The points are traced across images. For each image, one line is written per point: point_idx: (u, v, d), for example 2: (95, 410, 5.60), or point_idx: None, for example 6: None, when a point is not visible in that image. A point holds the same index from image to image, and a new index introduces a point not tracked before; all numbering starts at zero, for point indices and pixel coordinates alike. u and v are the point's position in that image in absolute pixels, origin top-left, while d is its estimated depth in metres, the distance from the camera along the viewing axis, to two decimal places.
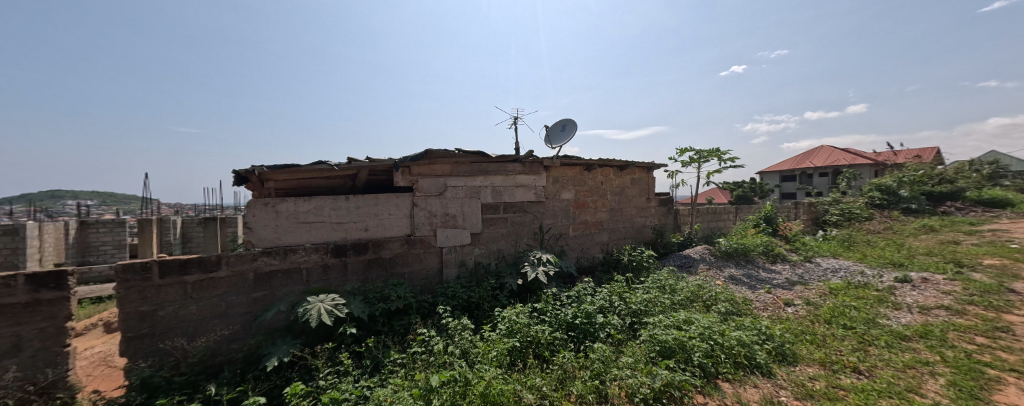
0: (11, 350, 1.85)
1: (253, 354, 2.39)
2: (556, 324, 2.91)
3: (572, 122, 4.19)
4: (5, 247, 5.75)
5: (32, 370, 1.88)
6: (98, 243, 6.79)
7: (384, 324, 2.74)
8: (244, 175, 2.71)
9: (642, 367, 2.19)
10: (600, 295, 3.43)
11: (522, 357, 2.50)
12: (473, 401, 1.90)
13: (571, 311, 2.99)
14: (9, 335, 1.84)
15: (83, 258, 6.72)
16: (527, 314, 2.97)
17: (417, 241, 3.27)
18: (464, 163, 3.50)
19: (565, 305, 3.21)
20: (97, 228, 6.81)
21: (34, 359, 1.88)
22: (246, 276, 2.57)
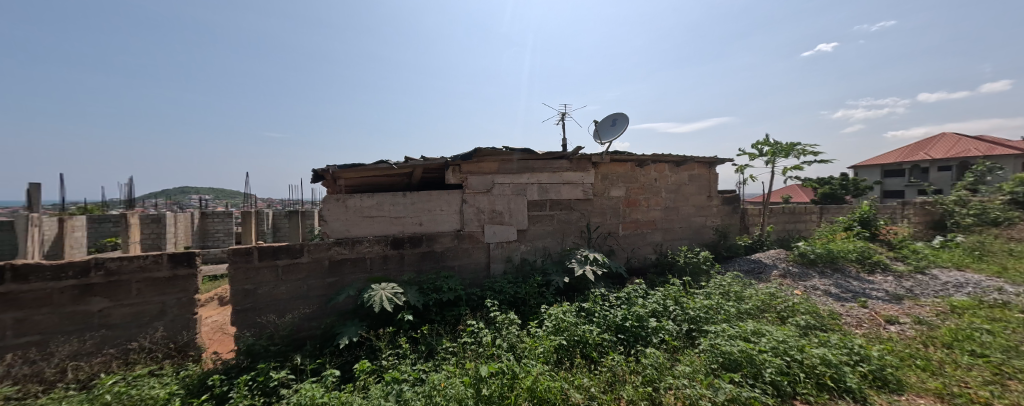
0: (161, 314, 2.37)
1: (328, 332, 2.74)
2: (604, 324, 2.86)
3: (623, 116, 4.04)
4: (153, 232, 7.30)
5: (174, 331, 2.40)
6: (213, 230, 8.29)
7: (436, 313, 2.94)
8: (321, 174, 3.10)
9: (702, 378, 2.05)
10: (653, 298, 3.27)
11: (569, 356, 2.50)
12: (521, 395, 1.96)
13: (621, 313, 2.91)
14: (158, 302, 2.36)
15: (203, 243, 8.24)
16: (575, 313, 2.96)
17: (466, 236, 3.44)
18: (511, 161, 3.58)
19: (614, 307, 3.13)
20: (212, 218, 8.31)
21: (175, 322, 2.40)
22: (323, 262, 2.95)
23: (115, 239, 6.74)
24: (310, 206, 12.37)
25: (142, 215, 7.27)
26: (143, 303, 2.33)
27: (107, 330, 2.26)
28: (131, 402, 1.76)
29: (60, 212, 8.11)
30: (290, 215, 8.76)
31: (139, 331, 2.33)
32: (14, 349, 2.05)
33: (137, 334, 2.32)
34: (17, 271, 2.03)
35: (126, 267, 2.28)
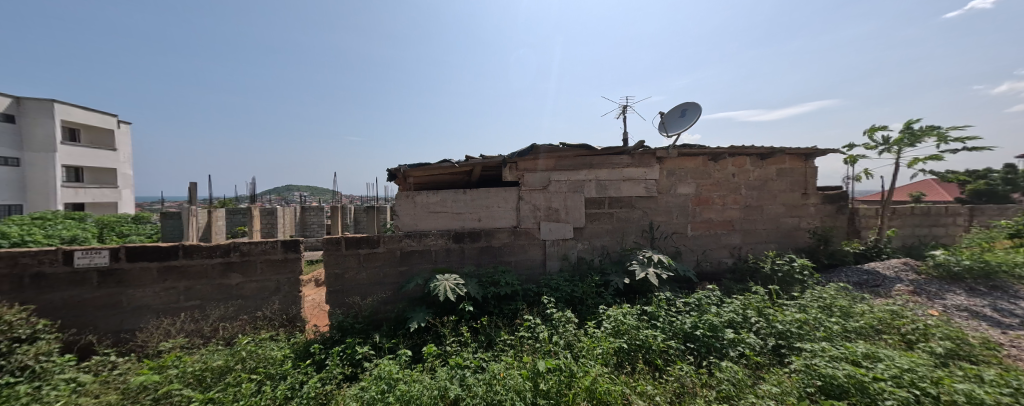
0: (277, 290, 2.91)
1: (400, 315, 3.06)
2: (670, 331, 2.67)
3: (694, 106, 3.69)
4: (270, 222, 8.86)
5: (286, 305, 2.92)
6: (311, 222, 9.72)
7: (494, 306, 3.07)
8: (393, 173, 3.45)
9: (792, 402, 1.80)
10: (729, 306, 2.94)
11: (630, 360, 2.40)
12: (579, 394, 1.96)
13: (689, 320, 2.69)
14: (274, 280, 2.90)
15: (303, 232, 9.71)
16: (637, 316, 2.82)
17: (523, 232, 3.51)
18: (569, 157, 3.53)
19: (683, 314, 2.89)
20: (309, 212, 9.74)
21: (287, 297, 2.92)
22: (395, 253, 3.29)
23: (245, 228, 8.34)
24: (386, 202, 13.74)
25: (262, 208, 8.88)
26: (264, 280, 2.88)
27: (241, 300, 2.84)
28: (257, 359, 2.20)
29: (209, 205, 10.29)
30: (369, 210, 9.86)
31: (262, 302, 2.88)
32: (185, 310, 2.71)
33: (261, 305, 2.88)
34: (186, 249, 2.68)
35: (253, 250, 2.83)
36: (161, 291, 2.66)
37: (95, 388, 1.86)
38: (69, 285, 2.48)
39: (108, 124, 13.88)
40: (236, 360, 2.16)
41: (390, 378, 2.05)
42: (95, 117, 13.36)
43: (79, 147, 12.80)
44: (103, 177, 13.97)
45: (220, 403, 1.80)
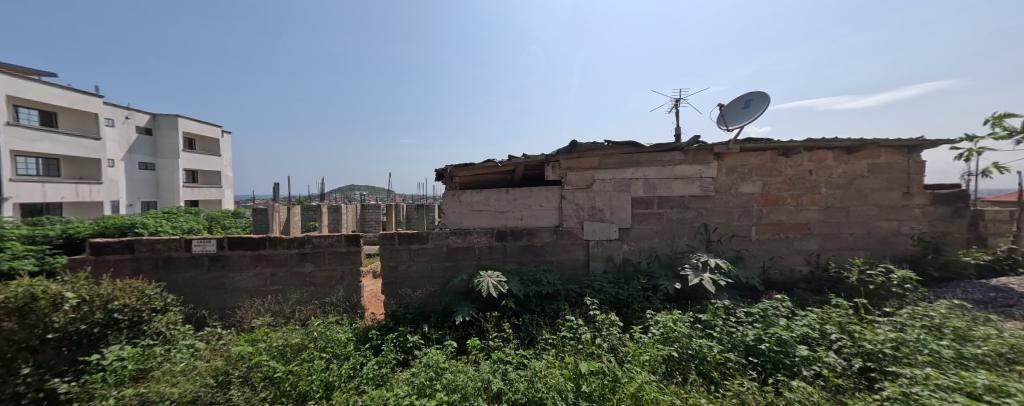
0: (341, 279, 3.24)
1: (446, 308, 3.22)
2: (727, 342, 2.43)
3: (760, 96, 3.31)
4: (337, 218, 9.84)
5: (349, 293, 3.25)
6: (370, 218, 10.64)
7: (536, 305, 3.08)
8: (441, 173, 3.63)
9: None
10: (802, 320, 2.60)
11: (681, 370, 2.24)
12: (623, 400, 1.90)
13: (751, 332, 2.43)
14: (340, 270, 3.24)
15: (363, 228, 10.62)
16: (690, 323, 2.63)
17: (565, 232, 3.46)
18: (614, 155, 3.40)
19: (745, 325, 2.62)
20: (369, 209, 10.66)
21: (350, 286, 3.25)
22: (442, 249, 3.45)
23: (316, 223, 9.34)
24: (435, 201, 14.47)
25: (330, 206, 9.90)
26: (332, 269, 3.23)
27: (313, 286, 3.21)
28: (324, 340, 2.48)
29: (288, 203, 11.72)
30: (420, 208, 10.44)
31: (330, 290, 3.23)
32: (271, 293, 3.15)
33: (329, 291, 3.23)
34: (271, 240, 3.11)
35: (323, 243, 3.19)
36: (253, 275, 3.12)
37: (206, 354, 2.25)
38: (189, 267, 3.01)
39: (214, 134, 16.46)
40: (309, 339, 2.45)
41: (437, 367, 2.16)
42: (205, 128, 15.95)
43: (194, 154, 15.39)
44: (212, 178, 16.64)
45: (296, 375, 2.06)
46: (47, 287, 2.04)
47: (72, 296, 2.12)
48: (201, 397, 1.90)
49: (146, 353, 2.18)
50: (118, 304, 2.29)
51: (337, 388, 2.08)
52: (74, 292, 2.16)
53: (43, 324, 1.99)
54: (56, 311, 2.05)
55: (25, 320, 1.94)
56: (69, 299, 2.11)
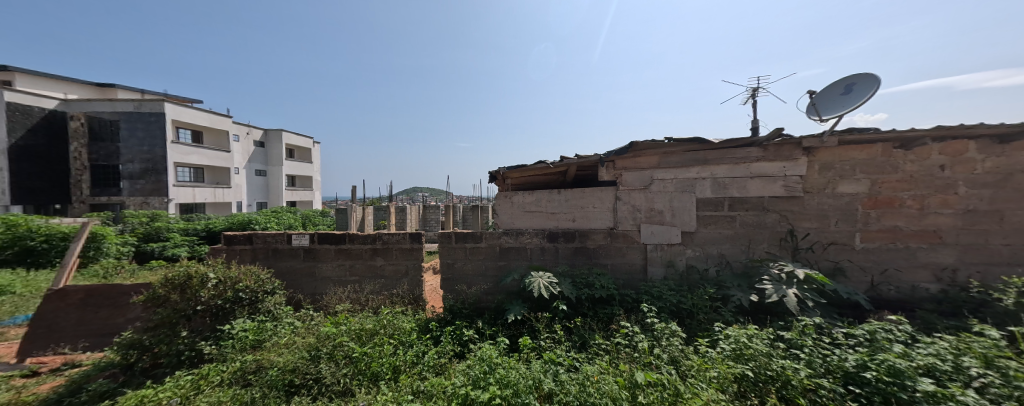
0: (406, 273, 3.52)
1: (499, 307, 2.99)
2: (821, 368, 1.80)
3: (867, 78, 2.51)
4: (402, 217, 10.65)
5: (412, 288, 3.51)
6: (431, 218, 11.32)
7: (588, 309, 2.68)
8: (494, 175, 3.73)
9: None
10: (928, 348, 1.88)
11: (756, 392, 1.76)
12: None
13: (852, 356, 1.79)
14: (405, 265, 3.52)
15: (424, 227, 11.30)
16: (770, 341, 2.02)
17: (620, 235, 2.96)
18: (677, 153, 2.85)
19: (844, 349, 1.94)
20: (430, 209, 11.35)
21: (413, 281, 3.51)
22: (495, 248, 3.16)
23: (384, 221, 10.24)
24: (492, 202, 14.83)
25: (397, 206, 10.76)
26: (398, 264, 3.52)
27: (383, 279, 3.53)
28: (392, 328, 2.62)
29: (362, 203, 13.02)
30: (475, 208, 10.78)
31: (397, 283, 3.53)
32: (349, 283, 3.55)
33: (396, 284, 3.53)
34: (349, 236, 3.52)
35: (391, 239, 3.50)
36: (335, 267, 3.54)
37: (303, 332, 2.56)
38: (288, 257, 3.53)
39: (303, 144, 19.12)
40: (380, 325, 2.61)
41: (490, 362, 2.08)
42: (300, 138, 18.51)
43: (290, 162, 18.14)
44: None
45: (370, 357, 2.28)
46: (197, 268, 2.64)
47: (213, 276, 2.65)
48: (299, 367, 2.21)
49: (260, 328, 2.62)
50: (241, 285, 2.74)
51: (403, 372, 2.22)
52: (214, 273, 2.69)
53: (194, 298, 2.57)
54: (202, 287, 2.60)
55: (183, 295, 2.58)
56: (212, 279, 2.63)
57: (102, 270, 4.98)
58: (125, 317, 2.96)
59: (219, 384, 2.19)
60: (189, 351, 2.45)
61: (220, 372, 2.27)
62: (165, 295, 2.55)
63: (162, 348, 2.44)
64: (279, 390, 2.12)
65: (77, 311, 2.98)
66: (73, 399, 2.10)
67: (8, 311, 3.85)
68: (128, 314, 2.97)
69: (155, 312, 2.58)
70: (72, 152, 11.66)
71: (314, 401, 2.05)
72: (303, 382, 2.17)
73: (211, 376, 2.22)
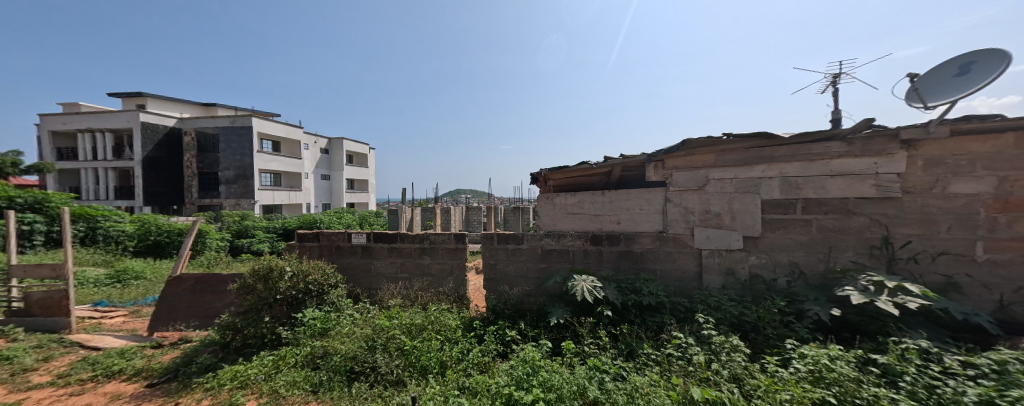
0: (452, 272, 3.62)
1: (541, 309, 2.76)
2: (928, 402, 1.42)
3: (995, 53, 2.02)
4: (447, 219, 10.96)
5: (457, 287, 3.60)
6: (474, 219, 11.51)
7: (637, 316, 2.38)
8: (536, 176, 3.67)
9: None
10: None
11: None
12: None
13: (973, 390, 1.37)
14: (451, 264, 3.62)
15: (468, 229, 11.53)
16: (857, 364, 1.66)
17: (671, 239, 2.63)
18: (737, 150, 2.44)
19: (963, 381, 1.50)
20: (473, 211, 11.56)
21: (457, 279, 3.60)
22: (536, 251, 2.96)
23: (431, 222, 10.63)
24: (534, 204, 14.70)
25: (442, 208, 11.10)
26: (444, 263, 3.63)
27: (431, 277, 3.67)
28: (439, 323, 2.63)
29: (410, 205, 13.64)
30: (517, 211, 10.72)
31: (443, 281, 3.64)
32: (400, 280, 3.73)
33: (442, 282, 3.64)
34: (400, 235, 3.70)
35: (437, 239, 3.62)
36: (388, 264, 3.76)
37: (362, 323, 2.70)
38: (347, 255, 3.81)
39: (360, 150, 20.66)
40: (428, 321, 2.65)
41: (534, 364, 1.94)
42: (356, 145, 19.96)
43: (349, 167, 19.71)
44: None
45: (420, 350, 2.34)
46: (277, 262, 2.88)
47: (290, 269, 2.89)
48: (358, 355, 2.36)
49: (326, 316, 2.84)
50: (311, 279, 2.96)
51: (450, 367, 2.24)
52: (290, 266, 2.93)
53: (275, 288, 2.82)
54: (281, 279, 2.84)
55: (267, 285, 2.84)
56: (288, 271, 2.87)
57: (206, 261, 5.83)
58: (222, 302, 3.39)
59: (294, 365, 2.44)
60: (270, 334, 2.76)
61: (295, 355, 2.51)
62: (252, 284, 2.84)
63: (250, 330, 2.76)
64: (341, 375, 2.28)
65: (189, 294, 3.46)
66: (187, 369, 2.49)
67: (142, 293, 4.68)
68: (225, 300, 3.39)
69: (245, 298, 2.89)
70: (185, 161, 13.80)
71: (371, 387, 2.19)
72: (361, 369, 2.30)
73: (288, 358, 2.48)
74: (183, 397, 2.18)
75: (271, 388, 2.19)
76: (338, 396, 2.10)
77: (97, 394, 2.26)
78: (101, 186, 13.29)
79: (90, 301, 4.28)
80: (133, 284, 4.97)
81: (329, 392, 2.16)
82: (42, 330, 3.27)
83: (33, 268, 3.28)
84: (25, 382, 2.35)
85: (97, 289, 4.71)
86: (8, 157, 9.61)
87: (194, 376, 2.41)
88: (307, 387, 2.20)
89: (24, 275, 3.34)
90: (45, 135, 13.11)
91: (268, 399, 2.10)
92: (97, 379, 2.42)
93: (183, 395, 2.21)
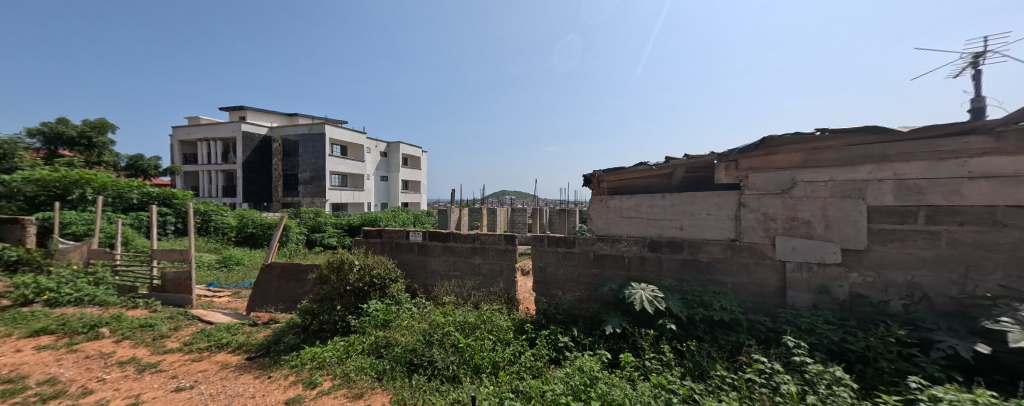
0: (502, 272, 3.65)
1: (595, 317, 2.64)
2: None
3: None
4: (495, 220, 11.17)
5: (507, 288, 3.63)
6: (520, 221, 11.58)
7: (706, 333, 2.16)
8: (589, 178, 3.55)
9: None
10: None
11: None
12: None
13: None
14: (501, 265, 3.65)
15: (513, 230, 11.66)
16: None
17: (746, 249, 2.35)
18: (833, 148, 2.12)
19: None
20: (519, 212, 11.64)
21: (507, 280, 3.63)
22: (588, 255, 2.85)
23: (478, 223, 10.92)
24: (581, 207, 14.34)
25: (490, 209, 11.35)
26: (495, 263, 3.68)
27: (482, 277, 3.74)
28: (491, 323, 2.66)
29: (460, 206, 14.16)
30: (563, 213, 10.55)
31: (493, 281, 3.69)
32: (452, 278, 3.87)
33: (493, 282, 3.69)
34: (454, 234, 3.83)
35: (489, 239, 3.68)
36: (442, 262, 3.91)
37: (419, 317, 2.84)
38: (406, 251, 4.05)
39: (414, 153, 21.95)
40: (481, 320, 2.69)
41: (591, 375, 1.85)
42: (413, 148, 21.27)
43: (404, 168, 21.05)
44: None
45: (474, 348, 2.39)
46: (347, 256, 3.15)
47: (358, 263, 3.14)
48: (416, 348, 2.48)
49: (388, 308, 3.04)
50: (375, 273, 3.18)
51: (502, 368, 2.26)
52: (359, 259, 3.19)
53: (345, 279, 3.09)
54: (350, 271, 3.10)
55: (339, 276, 3.12)
56: (356, 265, 3.12)
57: (289, 252, 6.63)
58: (303, 289, 3.81)
59: (361, 352, 2.65)
60: (341, 322, 3.05)
61: (362, 342, 2.72)
62: (327, 275, 3.14)
63: (325, 316, 3.06)
64: (402, 366, 2.42)
65: (276, 281, 3.93)
66: (276, 347, 2.84)
67: (241, 277, 5.46)
68: (304, 288, 3.81)
69: (322, 287, 3.20)
70: (275, 164, 15.87)
71: (429, 380, 2.29)
72: (420, 362, 2.42)
73: (356, 345, 2.70)
74: (274, 372, 2.49)
75: (343, 371, 2.40)
76: (400, 386, 2.23)
77: (211, 362, 2.67)
78: (213, 186, 15.83)
79: (205, 282, 5.12)
80: (235, 270, 5.84)
81: (392, 381, 2.31)
82: (173, 304, 3.96)
83: (167, 252, 4.00)
84: (162, 346, 2.86)
85: (209, 271, 5.62)
86: (152, 162, 11.91)
87: (282, 353, 2.74)
88: (373, 374, 2.37)
89: (160, 258, 4.09)
90: (176, 144, 15.98)
91: (341, 381, 2.31)
92: (211, 349, 2.87)
93: (274, 369, 2.52)
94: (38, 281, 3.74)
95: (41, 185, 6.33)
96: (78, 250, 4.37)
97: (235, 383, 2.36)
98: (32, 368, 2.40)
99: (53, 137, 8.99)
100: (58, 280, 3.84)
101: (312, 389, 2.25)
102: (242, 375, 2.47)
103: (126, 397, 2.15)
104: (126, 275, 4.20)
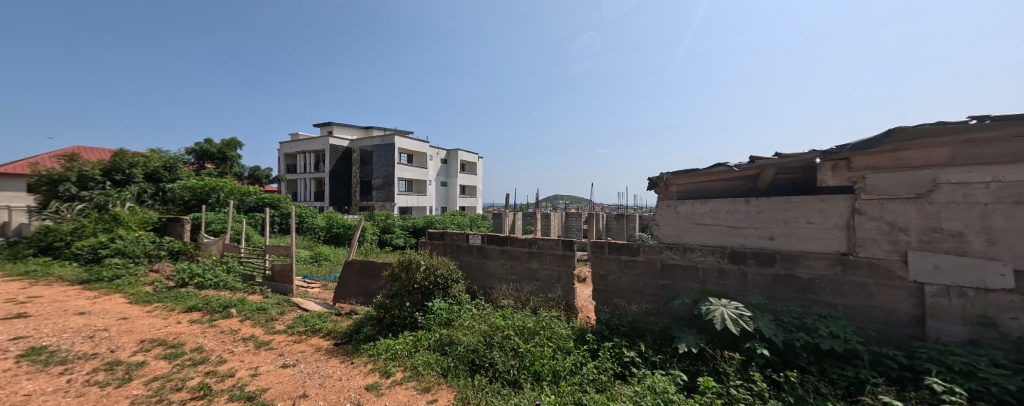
0: (559, 279, 3.59)
1: (665, 332, 2.43)
2: None
3: None
4: (550, 224, 11.08)
5: (565, 295, 3.54)
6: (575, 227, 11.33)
7: (810, 363, 1.84)
8: (656, 181, 3.32)
9: None
10: None
11: None
12: None
13: None
14: (559, 271, 3.58)
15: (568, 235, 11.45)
16: None
17: (863, 265, 1.97)
18: (998, 140, 1.66)
19: None
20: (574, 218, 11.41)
21: (566, 287, 3.54)
22: (655, 264, 2.64)
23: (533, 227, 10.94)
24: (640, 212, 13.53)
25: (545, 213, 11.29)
26: (552, 269, 3.62)
27: (539, 282, 3.71)
28: (551, 330, 2.60)
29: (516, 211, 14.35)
30: (621, 218, 10.04)
31: (550, 286, 3.64)
32: (509, 282, 3.90)
33: (550, 288, 3.64)
34: (512, 239, 3.87)
35: (545, 245, 3.64)
36: (500, 265, 3.97)
37: (480, 319, 2.92)
38: (466, 253, 4.20)
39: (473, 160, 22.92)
40: (540, 326, 2.65)
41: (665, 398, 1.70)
42: None
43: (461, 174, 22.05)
44: None
45: (534, 355, 2.36)
46: (414, 256, 3.38)
47: (424, 263, 3.35)
48: (477, 348, 2.54)
49: (451, 308, 3.18)
50: (438, 273, 3.35)
51: (563, 378, 2.19)
52: (425, 260, 3.40)
53: (413, 278, 3.31)
54: (417, 271, 3.32)
55: (408, 274, 3.35)
56: (423, 264, 3.33)
57: (365, 251, 7.38)
58: (377, 285, 4.19)
59: (428, 347, 2.81)
60: (409, 317, 3.27)
61: (428, 338, 2.88)
62: (398, 272, 3.40)
63: (396, 311, 3.31)
64: (465, 364, 2.50)
65: (355, 276, 4.38)
66: (356, 335, 3.16)
67: (328, 271, 6.22)
68: (378, 284, 4.19)
69: (393, 284, 3.48)
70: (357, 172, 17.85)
71: (491, 382, 2.32)
72: (481, 363, 2.47)
73: (423, 341, 2.86)
74: (355, 359, 2.76)
75: (412, 365, 2.57)
76: (463, 385, 2.30)
77: (308, 344, 3.07)
78: (309, 191, 18.33)
79: (301, 274, 5.93)
80: (323, 265, 6.68)
81: (456, 379, 2.39)
82: (279, 292, 4.65)
83: (275, 247, 4.72)
84: (272, 327, 3.38)
85: (304, 265, 6.50)
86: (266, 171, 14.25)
87: (362, 342, 3.03)
88: (438, 370, 2.48)
89: (270, 253, 4.84)
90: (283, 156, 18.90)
91: (411, 374, 2.47)
92: (308, 333, 3.29)
93: (355, 356, 2.80)
94: (191, 268, 4.69)
95: (192, 191, 7.97)
96: (216, 244, 5.41)
97: (326, 365, 2.66)
98: (187, 337, 3.01)
99: (201, 153, 11.28)
100: (202, 268, 4.78)
101: (387, 378, 2.44)
102: (331, 358, 2.79)
103: (249, 368, 2.56)
104: (246, 265, 5.06)
